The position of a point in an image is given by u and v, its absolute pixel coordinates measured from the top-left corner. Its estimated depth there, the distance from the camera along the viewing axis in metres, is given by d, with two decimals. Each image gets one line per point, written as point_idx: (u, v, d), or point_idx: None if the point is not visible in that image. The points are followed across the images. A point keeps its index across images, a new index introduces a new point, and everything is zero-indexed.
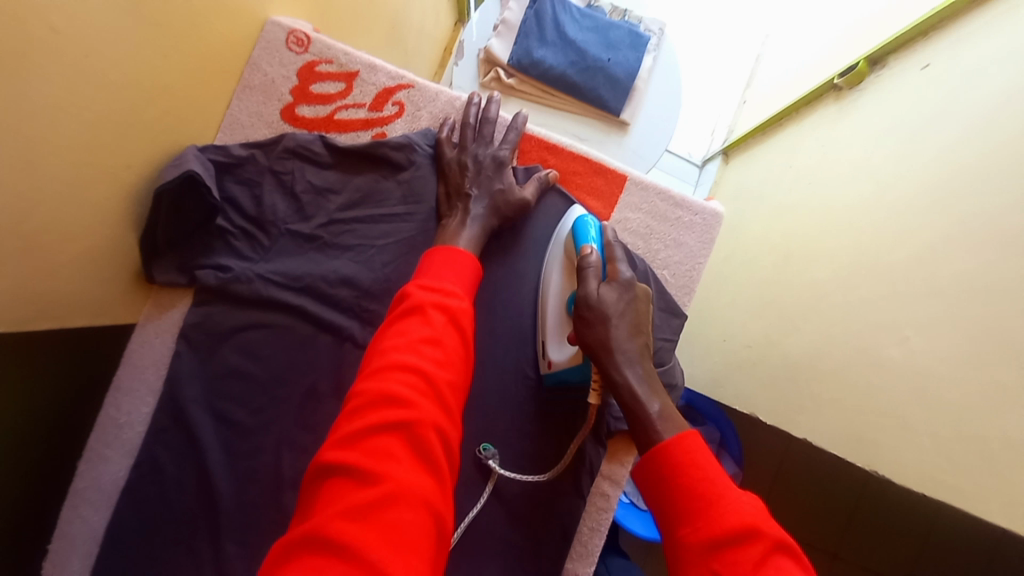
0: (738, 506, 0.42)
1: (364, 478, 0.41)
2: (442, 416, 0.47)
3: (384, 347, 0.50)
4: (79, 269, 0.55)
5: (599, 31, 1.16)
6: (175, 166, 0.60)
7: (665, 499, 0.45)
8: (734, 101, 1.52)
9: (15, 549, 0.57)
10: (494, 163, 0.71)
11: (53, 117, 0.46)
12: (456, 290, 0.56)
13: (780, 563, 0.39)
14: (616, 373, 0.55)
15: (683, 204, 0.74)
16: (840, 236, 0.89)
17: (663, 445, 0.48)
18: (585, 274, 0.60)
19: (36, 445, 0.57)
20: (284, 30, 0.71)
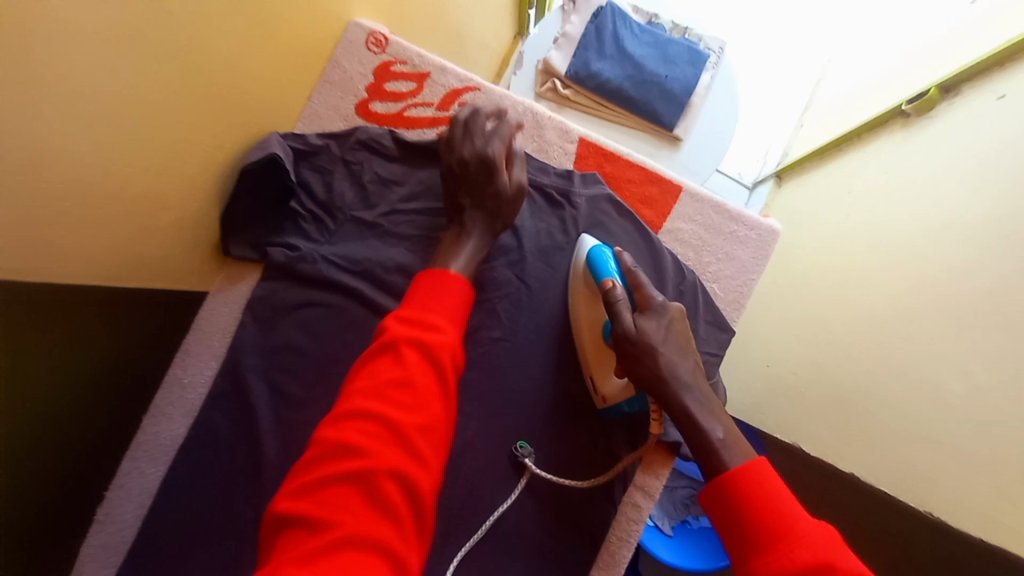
0: (814, 537, 0.44)
1: (316, 530, 0.41)
2: (408, 461, 0.46)
3: (357, 387, 0.50)
4: (167, 236, 0.61)
5: (658, 46, 1.17)
6: (261, 149, 0.66)
7: (737, 529, 0.47)
8: (791, 124, 1.48)
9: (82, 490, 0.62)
10: (485, 169, 0.66)
11: (160, 93, 0.52)
12: (441, 326, 0.54)
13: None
14: (675, 407, 0.56)
15: (738, 219, 0.74)
16: (901, 265, 0.86)
17: (730, 476, 0.50)
18: (617, 309, 0.60)
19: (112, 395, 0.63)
20: (366, 31, 0.77)
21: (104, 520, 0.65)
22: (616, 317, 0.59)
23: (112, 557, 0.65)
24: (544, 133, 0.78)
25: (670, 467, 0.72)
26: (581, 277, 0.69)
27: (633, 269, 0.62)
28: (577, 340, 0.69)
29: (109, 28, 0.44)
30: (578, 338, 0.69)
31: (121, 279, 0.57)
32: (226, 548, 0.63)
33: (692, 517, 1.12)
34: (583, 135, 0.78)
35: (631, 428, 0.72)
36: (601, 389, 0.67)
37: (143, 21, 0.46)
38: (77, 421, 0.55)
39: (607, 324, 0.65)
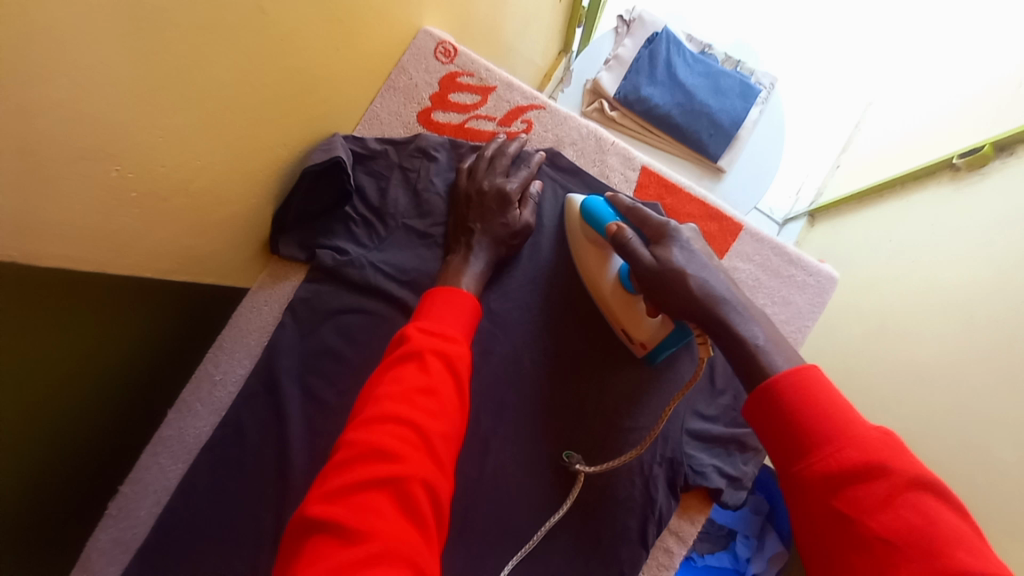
0: (865, 439, 0.38)
1: (349, 537, 0.39)
2: (434, 469, 0.45)
3: (378, 395, 0.48)
4: (222, 231, 0.59)
5: (710, 77, 1.16)
6: (325, 150, 0.66)
7: (775, 436, 0.42)
8: (826, 164, 1.45)
9: (94, 484, 0.59)
10: (499, 196, 0.68)
11: (236, 89, 0.51)
12: (456, 335, 0.54)
13: (918, 497, 0.35)
14: (716, 326, 0.51)
15: (797, 263, 0.72)
16: (944, 320, 0.84)
17: (769, 385, 0.43)
18: (631, 248, 0.57)
19: (137, 387, 0.61)
20: (435, 40, 0.76)
21: (118, 514, 0.64)
22: (632, 254, 0.57)
23: (121, 555, 0.62)
24: (607, 159, 0.77)
25: (706, 512, 0.68)
26: (578, 228, 0.69)
27: (632, 208, 0.61)
28: (602, 300, 0.68)
29: (192, 18, 0.42)
30: (601, 297, 0.68)
31: (169, 272, 0.55)
32: (243, 558, 0.60)
33: (696, 553, 1.07)
34: (646, 163, 0.77)
35: (671, 469, 0.66)
36: (636, 337, 0.66)
37: (228, 18, 0.46)
38: (88, 425, 0.54)
39: (624, 267, 0.65)
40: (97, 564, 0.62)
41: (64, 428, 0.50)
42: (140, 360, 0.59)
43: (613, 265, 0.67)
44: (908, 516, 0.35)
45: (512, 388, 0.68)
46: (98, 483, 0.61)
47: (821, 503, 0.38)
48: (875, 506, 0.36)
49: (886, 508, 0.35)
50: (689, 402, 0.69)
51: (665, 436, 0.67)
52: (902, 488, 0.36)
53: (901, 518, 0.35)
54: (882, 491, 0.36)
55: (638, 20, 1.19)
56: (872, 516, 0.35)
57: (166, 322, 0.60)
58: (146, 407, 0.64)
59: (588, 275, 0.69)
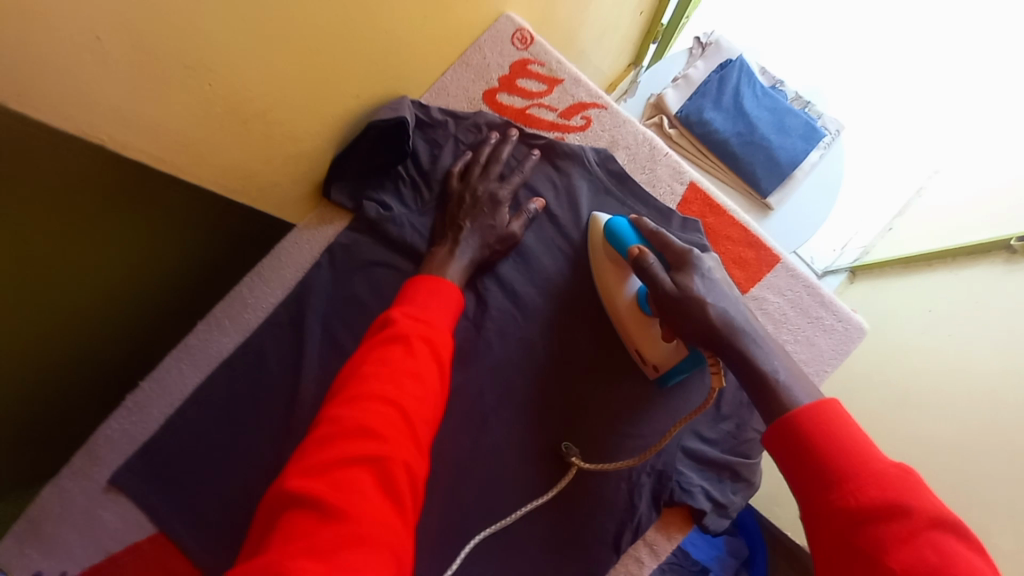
0: (883, 475, 0.41)
1: (328, 514, 0.41)
2: (413, 450, 0.48)
3: (362, 373, 0.50)
4: (286, 166, 0.63)
5: (776, 112, 1.14)
6: (393, 109, 0.68)
7: (797, 471, 0.45)
8: (878, 225, 1.37)
9: (90, 349, 0.64)
10: (490, 200, 0.71)
11: (328, 35, 0.54)
12: (438, 322, 0.57)
13: (937, 536, 0.37)
14: (731, 355, 0.55)
15: (828, 306, 0.71)
16: (966, 403, 0.84)
17: (793, 419, 0.47)
18: (653, 274, 0.60)
19: (150, 278, 0.65)
20: (515, 26, 0.78)
21: (133, 408, 0.69)
22: (653, 280, 0.60)
23: (125, 446, 0.67)
24: (657, 168, 0.77)
25: (685, 534, 0.67)
26: (599, 246, 0.70)
27: (655, 231, 0.64)
28: (617, 319, 0.69)
29: None
30: (616, 317, 0.69)
31: (233, 192, 0.60)
32: (240, 471, 0.64)
33: None
34: (695, 180, 0.77)
35: (658, 482, 0.66)
36: (648, 357, 0.67)
37: None
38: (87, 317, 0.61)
39: (643, 290, 0.66)
40: (103, 451, 0.66)
41: (55, 307, 0.56)
42: (149, 281, 0.66)
43: (631, 285, 0.69)
44: (930, 556, 0.36)
45: (520, 371, 0.70)
46: (87, 358, 0.65)
47: (844, 540, 0.40)
48: (895, 543, 0.38)
49: (907, 545, 0.37)
50: (690, 421, 0.69)
51: (660, 449, 0.67)
52: (922, 525, 0.38)
53: (920, 556, 0.37)
54: (901, 528, 0.38)
55: (715, 45, 1.20)
56: (892, 553, 0.38)
57: (178, 254, 0.66)
58: (156, 302, 0.69)
59: (606, 293, 0.70)
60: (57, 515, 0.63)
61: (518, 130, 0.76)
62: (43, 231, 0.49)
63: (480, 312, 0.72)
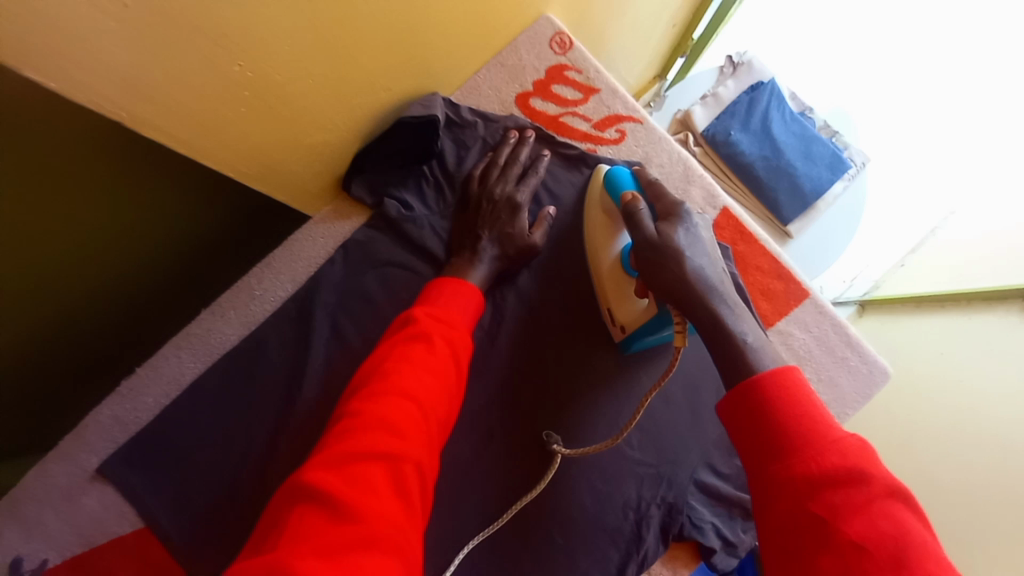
0: (844, 445, 0.38)
1: (343, 511, 0.38)
2: (428, 452, 0.45)
3: (384, 370, 0.49)
4: (309, 156, 0.60)
5: (804, 139, 1.12)
6: (424, 106, 0.66)
7: (754, 436, 0.42)
8: (890, 259, 1.26)
9: (81, 326, 0.62)
10: (509, 205, 0.68)
11: (365, 22, 0.51)
12: (460, 323, 0.56)
13: (894, 506, 0.35)
14: (697, 309, 0.51)
15: (854, 346, 0.69)
16: (970, 448, 0.81)
17: (755, 382, 0.44)
18: (640, 218, 0.57)
19: (147, 253, 0.63)
20: (554, 29, 0.76)
21: (128, 394, 0.66)
22: (637, 225, 0.57)
23: (117, 433, 0.64)
24: (691, 189, 0.75)
25: (692, 570, 0.64)
26: (596, 196, 0.68)
27: (654, 181, 0.61)
28: (596, 274, 0.68)
29: None
30: (596, 272, 0.68)
31: (251, 180, 0.56)
32: (230, 468, 0.61)
33: None
34: (728, 206, 0.74)
35: (668, 514, 0.63)
36: (618, 319, 0.66)
37: None
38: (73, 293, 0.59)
39: (628, 247, 0.64)
40: (92, 436, 0.64)
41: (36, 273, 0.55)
42: (149, 267, 0.64)
43: (619, 242, 0.67)
44: (885, 526, 0.34)
45: (530, 387, 0.67)
46: (76, 337, 0.63)
47: (793, 507, 0.38)
48: (851, 510, 0.35)
49: (865, 515, 0.35)
50: (704, 453, 0.66)
51: (671, 480, 0.65)
52: (880, 496, 0.36)
53: (875, 526, 0.34)
54: (860, 497, 0.35)
55: (747, 66, 1.18)
56: (846, 520, 0.35)
57: (176, 240, 0.65)
58: (156, 281, 0.67)
59: (592, 246, 0.69)
60: (38, 499, 0.60)
61: (532, 131, 0.73)
62: (39, 194, 0.49)
63: (496, 323, 0.69)
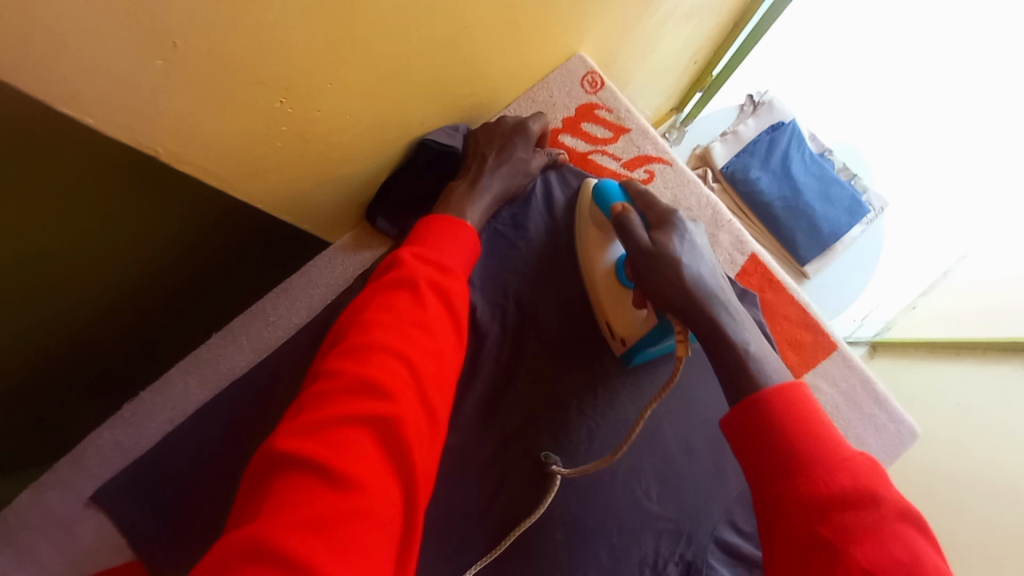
0: (856, 468, 0.41)
1: (331, 476, 0.37)
2: (422, 406, 0.44)
3: (365, 321, 0.46)
4: (337, 186, 0.60)
5: (823, 181, 1.12)
6: (451, 135, 0.65)
7: (767, 455, 0.44)
8: (902, 300, 1.25)
9: (103, 356, 0.61)
10: (519, 134, 0.68)
11: (405, 61, 0.51)
12: (454, 270, 0.53)
13: (901, 529, 0.39)
14: (699, 320, 0.52)
15: (881, 404, 0.67)
16: (987, 504, 0.75)
17: (767, 399, 0.45)
18: (632, 228, 0.57)
19: (179, 289, 0.61)
20: (586, 68, 0.75)
21: (130, 419, 0.64)
22: (631, 236, 0.57)
23: (116, 459, 0.62)
24: (719, 234, 0.74)
25: None
26: (587, 209, 0.68)
27: (642, 193, 0.61)
28: (592, 287, 0.67)
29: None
30: (590, 282, 0.67)
31: (279, 211, 0.57)
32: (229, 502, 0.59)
33: None
34: (756, 252, 0.73)
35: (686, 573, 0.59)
36: (618, 332, 0.64)
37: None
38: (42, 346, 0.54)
39: (623, 258, 0.64)
40: (90, 461, 0.62)
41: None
42: (176, 301, 0.62)
43: (612, 252, 0.66)
44: (892, 547, 0.38)
45: (548, 432, 0.63)
46: (94, 367, 0.61)
47: (807, 525, 0.40)
48: (860, 532, 0.38)
49: (873, 537, 0.38)
50: (724, 507, 0.62)
51: (691, 536, 0.61)
52: (887, 517, 0.39)
53: (885, 549, 0.37)
54: (871, 521, 0.39)
55: (767, 105, 1.18)
56: (856, 543, 0.38)
57: (162, 288, 0.59)
58: (185, 314, 0.65)
59: (585, 257, 0.68)
60: (30, 524, 0.58)
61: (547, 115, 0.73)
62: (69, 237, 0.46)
63: (508, 356, 0.66)
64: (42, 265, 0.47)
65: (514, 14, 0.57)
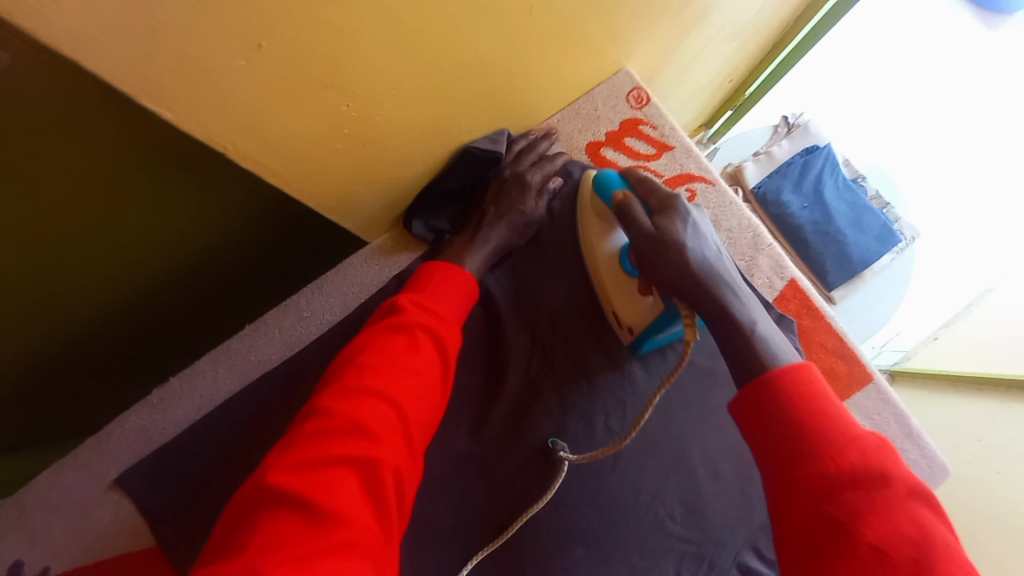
0: (866, 445, 0.37)
1: (313, 519, 0.36)
2: (405, 456, 0.43)
3: (361, 364, 0.46)
4: (384, 188, 0.60)
5: (855, 208, 1.11)
6: (492, 141, 0.65)
7: (769, 434, 0.40)
8: (923, 331, 1.18)
9: (140, 351, 0.60)
10: (521, 186, 0.67)
11: (466, 70, 0.52)
12: (447, 317, 0.52)
13: (915, 507, 0.35)
14: (706, 304, 0.49)
15: (915, 440, 0.66)
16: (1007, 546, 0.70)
17: (773, 377, 0.42)
18: (633, 215, 0.54)
19: (215, 287, 0.60)
20: (632, 84, 0.75)
21: (158, 405, 0.64)
22: (633, 223, 0.53)
23: (140, 445, 0.62)
24: (759, 258, 0.73)
25: None
26: (588, 199, 0.66)
27: (642, 178, 0.57)
28: (595, 273, 0.67)
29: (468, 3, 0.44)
30: (594, 269, 0.67)
31: (325, 209, 0.58)
32: None
33: None
34: (795, 278, 0.72)
35: None
36: (625, 320, 0.64)
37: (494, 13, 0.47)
38: (78, 340, 0.53)
39: (627, 245, 0.63)
40: (115, 445, 0.62)
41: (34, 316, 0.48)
42: (211, 294, 0.61)
43: (616, 239, 0.65)
44: (907, 529, 0.33)
45: (572, 443, 0.62)
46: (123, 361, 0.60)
47: (810, 503, 0.36)
48: (871, 512, 0.34)
49: (886, 519, 0.34)
50: (749, 534, 0.61)
51: (713, 561, 0.60)
52: (901, 498, 0.35)
53: (897, 528, 0.33)
54: (880, 500, 0.34)
55: (803, 128, 1.18)
56: (866, 524, 0.34)
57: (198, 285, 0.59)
58: (222, 310, 0.65)
59: (588, 245, 0.68)
60: (48, 506, 0.59)
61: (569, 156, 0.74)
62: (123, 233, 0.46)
63: (537, 360, 0.66)
64: (82, 261, 0.46)
65: (572, 29, 0.58)
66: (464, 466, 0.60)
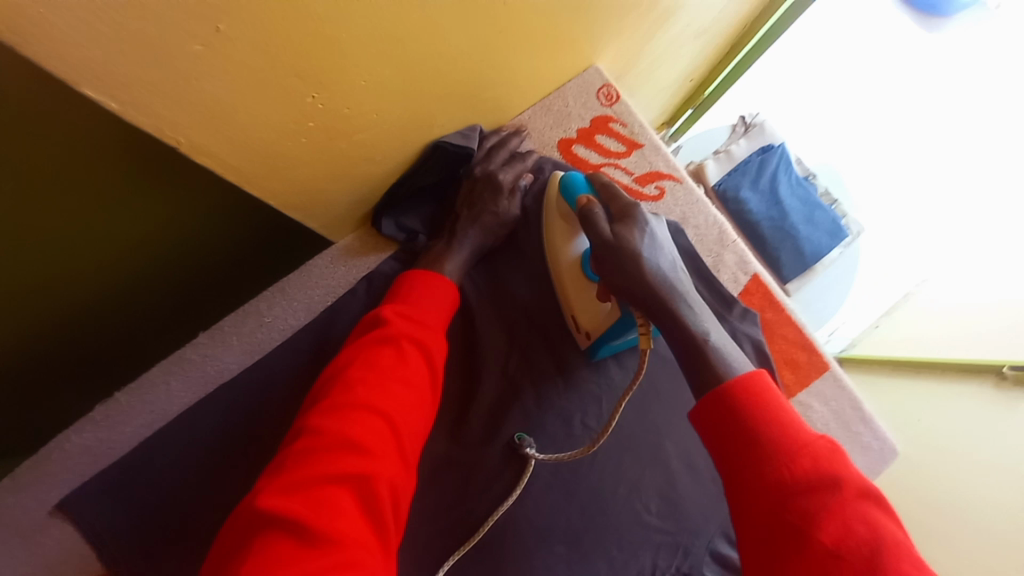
0: (817, 451, 0.39)
1: (308, 542, 0.34)
2: (401, 469, 0.41)
3: (349, 379, 0.44)
4: (352, 185, 0.57)
5: (807, 205, 1.17)
6: (462, 137, 0.63)
7: (730, 447, 0.41)
8: (867, 319, 1.26)
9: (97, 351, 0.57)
10: (493, 187, 0.66)
11: (438, 63, 0.50)
12: (433, 324, 0.51)
13: (865, 508, 0.36)
14: (660, 314, 0.51)
15: (867, 422, 0.70)
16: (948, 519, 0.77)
17: (728, 387, 0.43)
18: (594, 219, 0.55)
19: (181, 280, 0.59)
20: (602, 81, 0.76)
21: (102, 421, 0.58)
22: (593, 230, 0.54)
23: (84, 465, 0.57)
24: (725, 253, 0.75)
25: None
26: (553, 201, 0.64)
27: (607, 183, 0.58)
28: (555, 276, 0.66)
29: None
30: (555, 275, 0.66)
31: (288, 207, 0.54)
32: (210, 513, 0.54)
33: None
34: (759, 272, 0.75)
35: None
36: (584, 325, 0.64)
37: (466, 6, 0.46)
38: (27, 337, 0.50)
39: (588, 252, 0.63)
40: (55, 466, 0.56)
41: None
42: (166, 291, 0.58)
43: (578, 244, 0.64)
44: (859, 530, 0.35)
45: (551, 442, 0.62)
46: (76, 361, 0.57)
47: (772, 512, 0.37)
48: (824, 515, 0.36)
49: (839, 521, 0.35)
50: (720, 521, 0.64)
51: (687, 549, 0.61)
52: (852, 499, 0.36)
53: (851, 532, 0.35)
54: (832, 502, 0.36)
55: (759, 127, 1.23)
56: (822, 528, 0.35)
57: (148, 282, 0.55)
58: (182, 307, 0.62)
59: (551, 248, 0.66)
60: None
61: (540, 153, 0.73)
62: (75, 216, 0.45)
63: (514, 360, 0.66)
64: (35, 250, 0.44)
65: (544, 24, 0.57)
66: (441, 470, 0.59)
